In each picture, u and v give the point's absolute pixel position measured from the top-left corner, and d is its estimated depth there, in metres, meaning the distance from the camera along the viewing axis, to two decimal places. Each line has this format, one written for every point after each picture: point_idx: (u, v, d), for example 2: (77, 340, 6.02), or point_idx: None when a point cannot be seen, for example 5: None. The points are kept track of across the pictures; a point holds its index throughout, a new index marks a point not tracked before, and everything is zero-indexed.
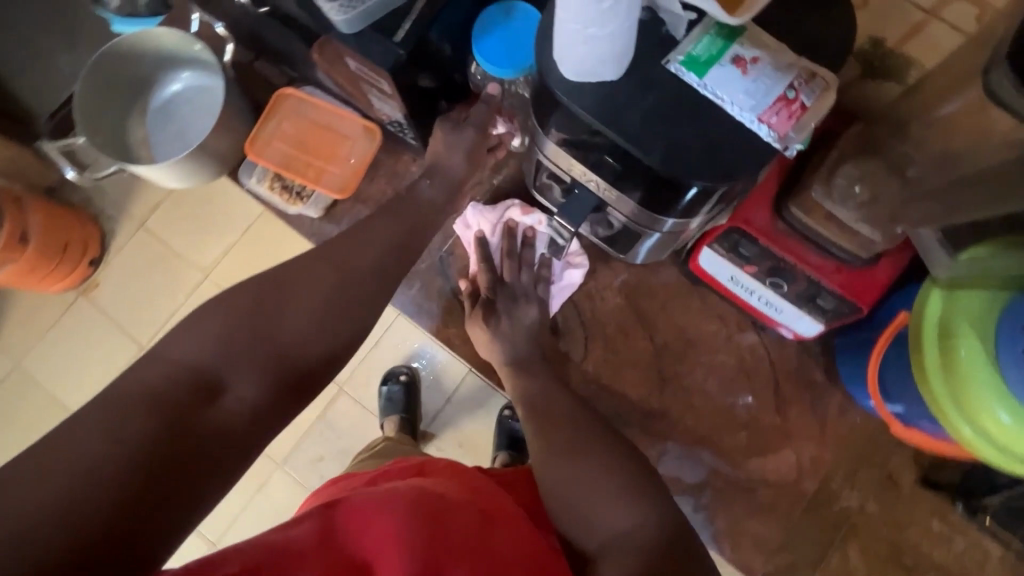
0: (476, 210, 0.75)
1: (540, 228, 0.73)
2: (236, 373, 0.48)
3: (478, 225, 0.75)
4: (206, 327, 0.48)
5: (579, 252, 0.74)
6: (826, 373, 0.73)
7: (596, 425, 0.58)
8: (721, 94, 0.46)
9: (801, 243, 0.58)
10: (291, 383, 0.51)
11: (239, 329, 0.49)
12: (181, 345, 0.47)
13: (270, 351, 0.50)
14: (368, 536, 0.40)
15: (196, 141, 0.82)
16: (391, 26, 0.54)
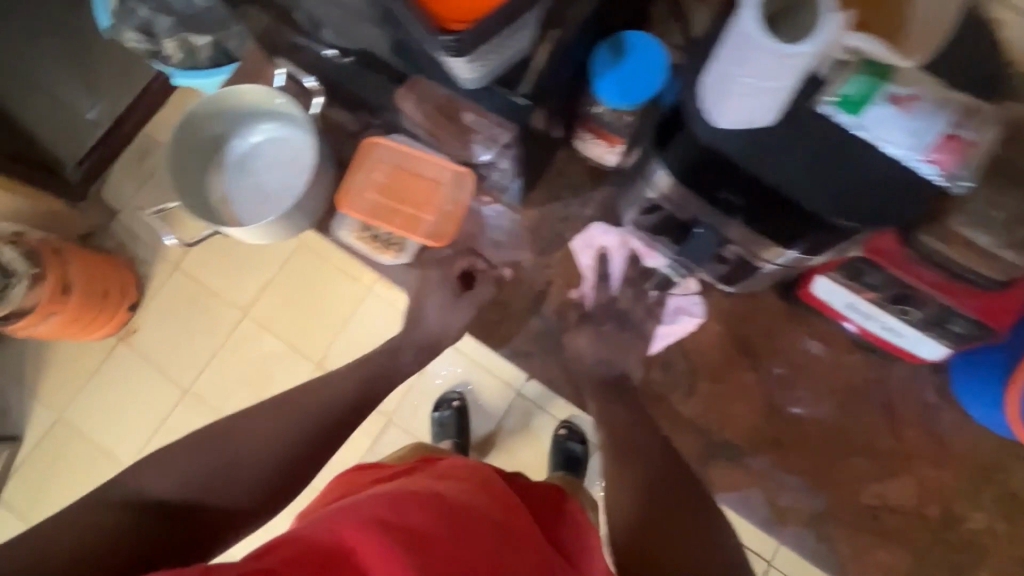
0: (604, 229, 0.77)
1: (659, 264, 0.76)
2: (211, 497, 0.61)
3: (601, 243, 0.77)
4: (183, 466, 0.62)
5: (700, 303, 0.76)
6: (939, 392, 0.72)
7: (654, 454, 0.68)
8: (881, 135, 0.45)
9: (928, 268, 0.56)
10: (265, 490, 0.64)
11: (203, 468, 0.62)
12: (151, 480, 0.60)
13: (247, 466, 0.64)
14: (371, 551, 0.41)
15: (277, 197, 0.80)
16: (514, 78, 0.53)
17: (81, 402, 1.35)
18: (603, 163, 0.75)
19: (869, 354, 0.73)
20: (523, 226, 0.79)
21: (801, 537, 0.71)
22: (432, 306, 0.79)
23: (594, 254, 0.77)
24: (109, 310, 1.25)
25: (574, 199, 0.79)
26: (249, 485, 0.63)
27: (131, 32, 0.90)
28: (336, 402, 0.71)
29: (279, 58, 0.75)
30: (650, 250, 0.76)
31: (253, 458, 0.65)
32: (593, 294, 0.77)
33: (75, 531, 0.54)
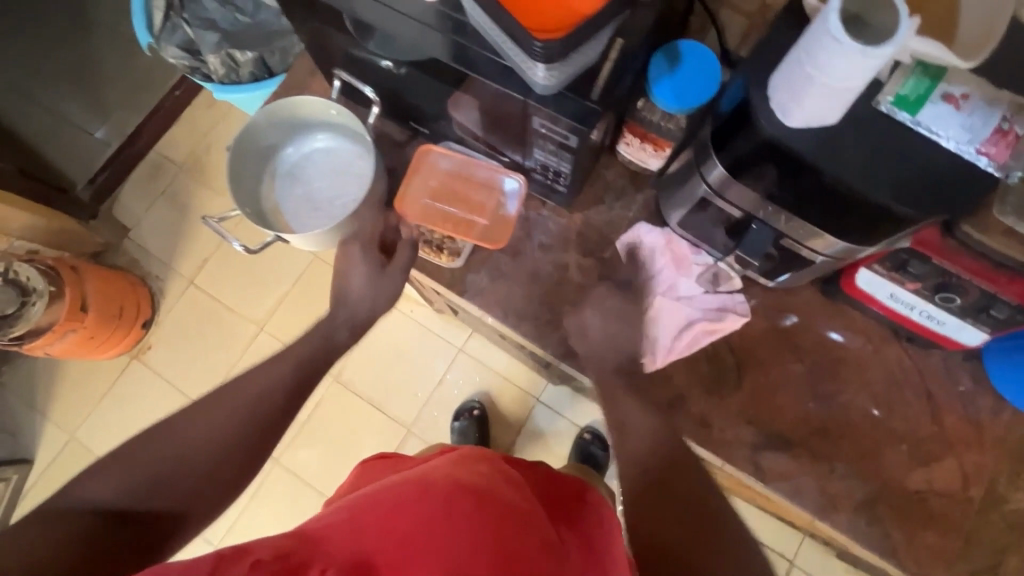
0: (650, 228, 0.79)
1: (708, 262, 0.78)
2: (149, 503, 0.59)
3: (644, 243, 0.80)
4: (120, 475, 0.59)
5: (744, 301, 0.78)
6: (974, 378, 0.75)
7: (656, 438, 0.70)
8: (938, 130, 0.49)
9: (974, 258, 0.58)
10: (227, 466, 0.64)
11: (139, 476, 0.60)
12: (91, 489, 0.58)
13: (206, 444, 0.64)
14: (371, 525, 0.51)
15: (325, 202, 0.82)
16: (587, 85, 0.57)
17: (105, 408, 1.59)
18: (645, 166, 0.79)
19: (907, 343, 0.76)
20: (570, 230, 0.82)
21: (854, 524, 0.73)
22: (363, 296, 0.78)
23: (635, 252, 0.80)
24: (124, 328, 1.53)
25: (617, 203, 0.82)
26: (183, 490, 0.61)
27: (173, 50, 0.95)
28: (281, 390, 0.70)
29: (334, 70, 0.77)
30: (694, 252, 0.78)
31: (185, 462, 0.62)
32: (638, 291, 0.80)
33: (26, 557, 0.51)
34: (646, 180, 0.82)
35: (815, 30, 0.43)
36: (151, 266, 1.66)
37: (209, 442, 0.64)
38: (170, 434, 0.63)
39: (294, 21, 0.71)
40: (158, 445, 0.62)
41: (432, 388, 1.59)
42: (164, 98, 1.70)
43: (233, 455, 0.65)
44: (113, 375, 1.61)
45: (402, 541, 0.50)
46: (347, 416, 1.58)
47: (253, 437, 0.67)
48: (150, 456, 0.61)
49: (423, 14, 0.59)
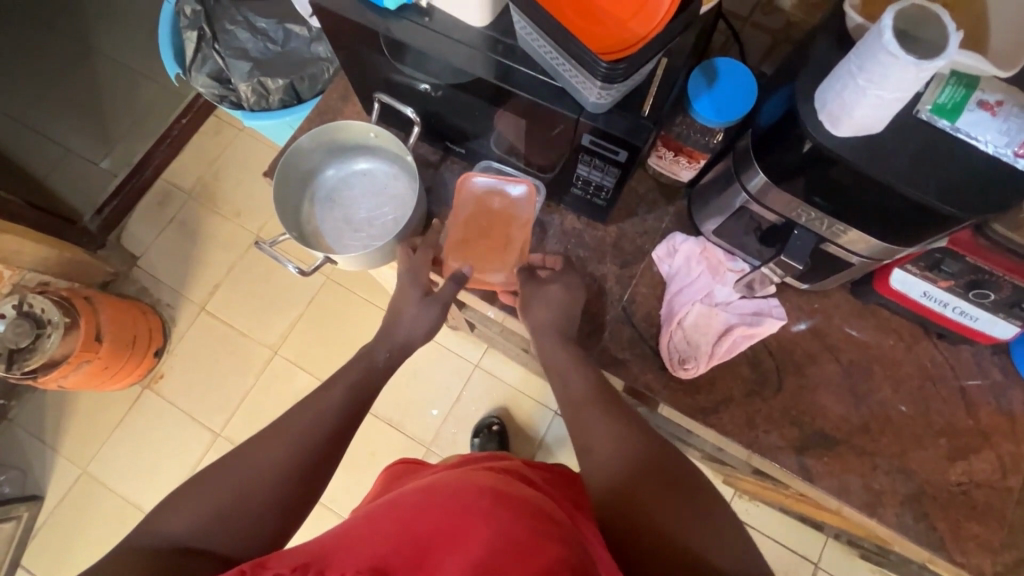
0: (685, 237, 0.82)
1: (743, 269, 0.81)
2: (218, 540, 0.58)
3: (683, 250, 0.81)
4: (189, 511, 0.58)
5: (778, 305, 0.80)
6: (1003, 371, 0.78)
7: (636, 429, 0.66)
8: (976, 136, 0.53)
9: (1005, 255, 0.62)
10: (293, 495, 0.63)
11: (208, 512, 0.58)
12: (163, 523, 0.57)
13: (269, 478, 0.62)
14: (384, 534, 0.51)
15: (367, 223, 0.83)
16: (636, 103, 0.60)
17: (119, 442, 1.56)
18: (676, 177, 0.82)
19: (936, 339, 0.79)
20: (605, 241, 0.84)
21: (900, 518, 0.75)
22: (408, 314, 0.79)
23: (667, 260, 0.82)
24: (138, 357, 1.51)
25: (649, 214, 0.84)
26: (250, 525, 0.60)
27: (203, 80, 0.99)
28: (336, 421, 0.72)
29: (373, 94, 0.79)
30: (727, 263, 0.81)
31: (249, 495, 0.61)
32: (679, 295, 0.80)
33: None
34: (676, 192, 0.85)
35: (866, 44, 0.46)
36: (162, 294, 1.64)
37: (272, 471, 0.63)
38: (230, 466, 0.63)
39: (338, 49, 0.73)
40: (220, 478, 0.61)
41: (450, 406, 1.58)
42: (171, 126, 1.69)
43: (296, 487, 0.64)
44: (126, 405, 1.59)
45: (417, 544, 0.49)
46: (365, 438, 1.57)
47: (317, 466, 0.66)
48: (215, 492, 0.60)
49: (472, 39, 0.62)
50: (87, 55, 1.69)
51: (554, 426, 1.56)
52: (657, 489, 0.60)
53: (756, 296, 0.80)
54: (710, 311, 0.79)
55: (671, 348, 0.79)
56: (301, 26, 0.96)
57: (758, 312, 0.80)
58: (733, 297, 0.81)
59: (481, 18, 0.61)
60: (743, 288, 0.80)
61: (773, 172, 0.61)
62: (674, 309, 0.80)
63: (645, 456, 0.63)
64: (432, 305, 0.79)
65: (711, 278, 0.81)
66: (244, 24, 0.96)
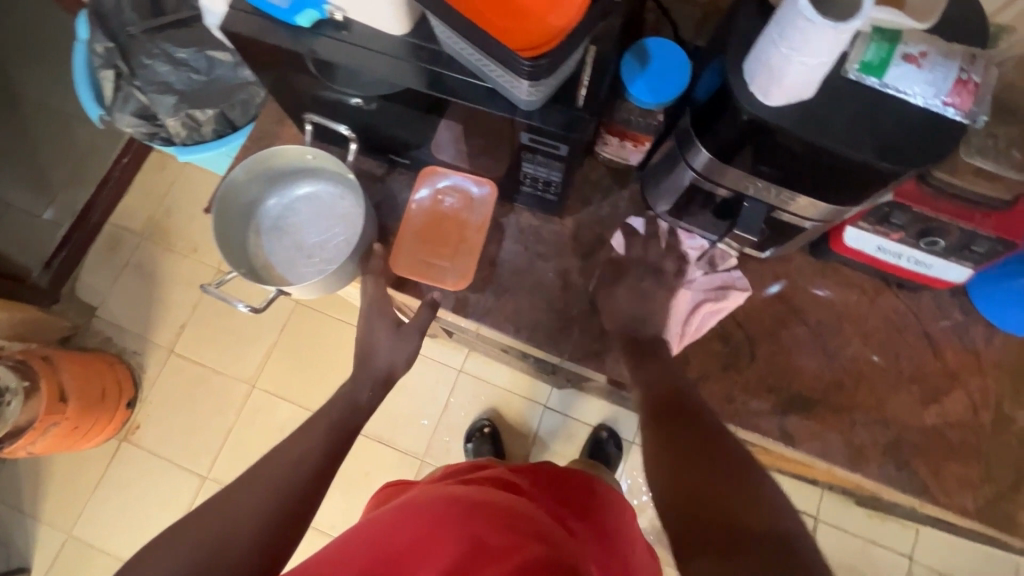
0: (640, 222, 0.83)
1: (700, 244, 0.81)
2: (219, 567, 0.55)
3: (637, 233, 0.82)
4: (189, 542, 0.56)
5: (742, 276, 0.81)
6: (964, 311, 0.80)
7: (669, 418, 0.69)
8: (905, 90, 0.53)
9: (949, 201, 0.64)
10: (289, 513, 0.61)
11: (207, 541, 0.56)
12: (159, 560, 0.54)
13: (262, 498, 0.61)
14: (358, 552, 0.51)
15: (318, 248, 0.81)
16: (570, 95, 0.59)
17: (102, 500, 1.51)
18: (626, 161, 0.81)
19: (897, 290, 0.80)
20: (564, 234, 0.83)
21: (884, 469, 0.76)
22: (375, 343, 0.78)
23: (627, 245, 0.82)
24: (109, 411, 1.46)
25: (604, 201, 0.84)
26: (249, 548, 0.57)
27: (129, 119, 0.94)
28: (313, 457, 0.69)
29: (304, 114, 0.76)
30: (687, 239, 0.82)
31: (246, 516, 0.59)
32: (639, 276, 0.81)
33: None
34: (628, 176, 0.84)
35: (784, 14, 0.46)
36: (127, 342, 1.59)
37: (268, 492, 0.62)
38: (227, 496, 0.61)
39: (261, 72, 0.70)
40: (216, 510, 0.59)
41: (439, 415, 1.57)
42: (112, 167, 1.63)
43: (294, 507, 0.62)
44: (104, 461, 1.53)
45: (393, 562, 0.49)
46: (357, 460, 1.54)
47: (306, 484, 0.65)
48: (212, 521, 0.58)
49: (395, 48, 0.60)
50: (10, 103, 1.61)
51: (546, 420, 1.56)
52: (703, 466, 0.60)
53: (717, 269, 0.81)
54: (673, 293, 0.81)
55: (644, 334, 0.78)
56: (224, 52, 0.92)
57: (724, 285, 0.80)
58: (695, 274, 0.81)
59: (400, 24, 0.58)
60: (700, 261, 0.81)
61: (717, 148, 0.61)
62: (643, 295, 0.80)
63: (682, 437, 0.65)
64: (407, 335, 0.80)
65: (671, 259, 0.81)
66: (162, 56, 0.92)
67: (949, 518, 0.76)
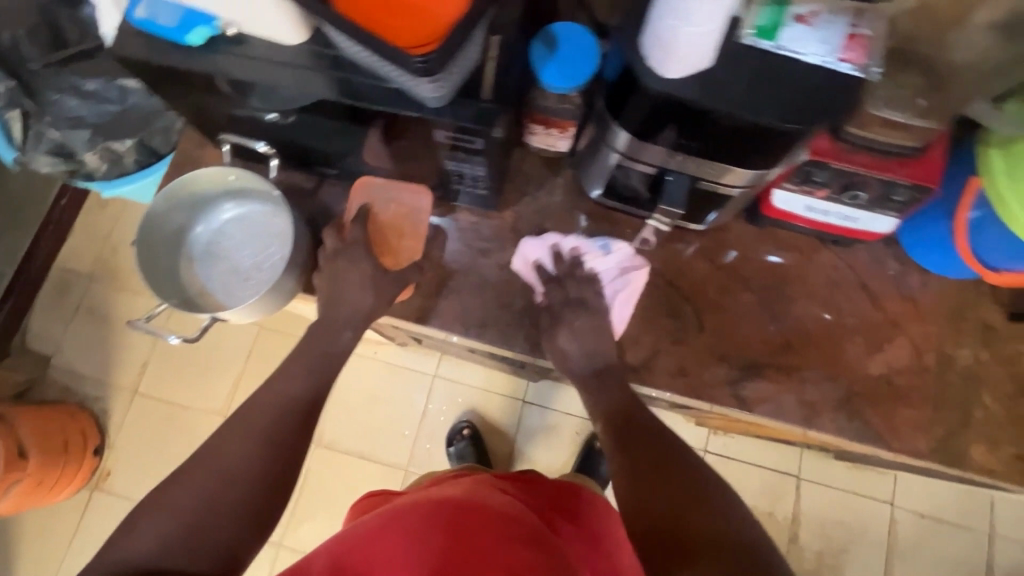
0: (531, 242, 0.81)
1: (589, 244, 0.81)
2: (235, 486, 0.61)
3: (534, 256, 0.81)
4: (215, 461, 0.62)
5: (636, 257, 0.81)
6: (898, 260, 0.82)
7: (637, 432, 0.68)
8: (799, 49, 0.53)
9: (864, 153, 0.66)
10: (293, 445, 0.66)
11: (176, 526, 0.57)
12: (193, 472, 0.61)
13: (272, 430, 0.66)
14: None
15: (254, 270, 0.79)
16: (475, 86, 0.58)
17: (79, 554, 1.45)
18: (556, 149, 0.81)
19: (832, 246, 0.82)
20: (504, 228, 0.83)
21: (837, 423, 0.77)
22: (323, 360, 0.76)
23: (535, 268, 0.81)
24: (75, 462, 1.41)
25: (541, 190, 0.84)
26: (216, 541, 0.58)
27: (45, 158, 0.92)
28: None
29: (222, 135, 0.74)
30: (581, 241, 0.81)
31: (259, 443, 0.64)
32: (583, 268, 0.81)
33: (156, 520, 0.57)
34: (561, 163, 0.84)
35: None
36: (88, 390, 1.53)
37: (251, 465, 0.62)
38: (212, 453, 0.62)
39: (168, 97, 0.67)
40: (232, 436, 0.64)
41: (418, 423, 1.56)
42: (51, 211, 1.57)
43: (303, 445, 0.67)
44: (77, 513, 1.48)
45: None
46: (340, 479, 1.52)
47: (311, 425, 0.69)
48: (190, 491, 0.59)
49: (295, 58, 0.59)
50: None
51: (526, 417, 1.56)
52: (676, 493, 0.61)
53: (616, 263, 0.80)
54: (595, 289, 0.78)
55: (595, 338, 0.75)
56: (133, 79, 0.90)
57: (625, 275, 0.80)
58: (601, 269, 0.80)
59: (296, 33, 0.57)
60: (597, 258, 0.80)
61: (634, 125, 0.62)
62: (574, 302, 0.77)
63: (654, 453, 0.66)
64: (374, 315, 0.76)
65: (577, 261, 0.80)
66: (69, 89, 0.90)
67: (905, 461, 0.78)
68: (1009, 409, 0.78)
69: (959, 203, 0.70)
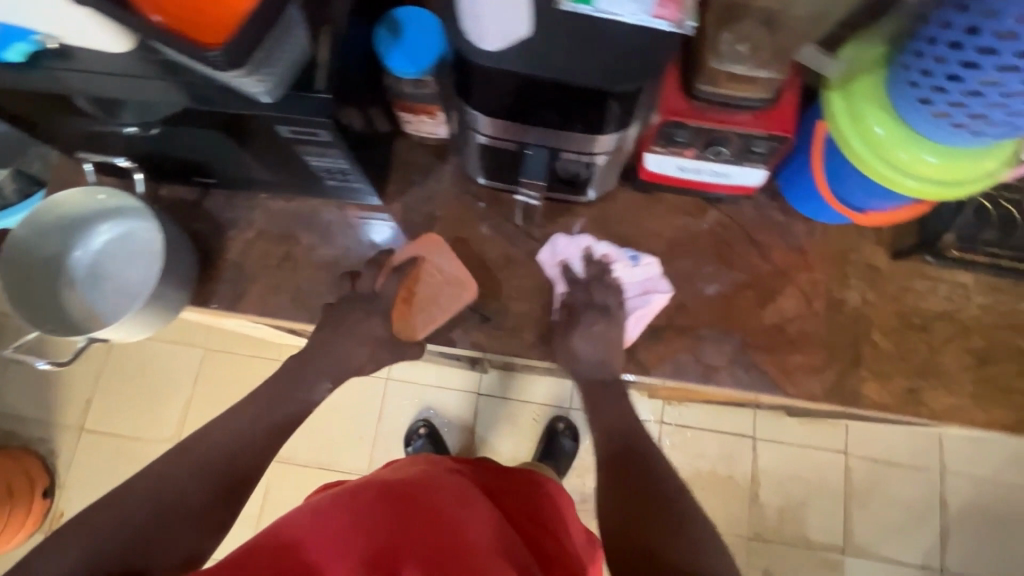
0: (565, 239, 0.82)
1: (617, 257, 0.82)
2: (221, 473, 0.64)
3: (563, 255, 0.82)
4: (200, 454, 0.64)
5: (662, 278, 0.81)
6: (782, 212, 0.83)
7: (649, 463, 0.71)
8: (617, 11, 0.51)
9: (715, 109, 0.67)
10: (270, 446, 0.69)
11: (155, 508, 0.59)
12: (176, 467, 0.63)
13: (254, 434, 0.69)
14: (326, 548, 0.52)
15: (138, 289, 0.78)
16: (307, 77, 0.57)
17: None
18: (436, 135, 0.81)
19: (717, 205, 0.84)
20: (394, 220, 0.83)
21: (735, 376, 0.79)
22: None
23: (559, 266, 0.81)
24: (22, 506, 1.37)
25: (428, 179, 0.84)
26: (173, 547, 0.58)
27: None
28: None
29: (82, 154, 0.73)
30: (613, 249, 0.82)
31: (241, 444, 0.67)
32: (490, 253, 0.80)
33: (141, 500, 0.59)
34: (445, 150, 0.84)
35: None
36: (32, 432, 1.50)
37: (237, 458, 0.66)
38: (202, 445, 0.65)
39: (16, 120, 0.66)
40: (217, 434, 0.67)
41: (374, 427, 1.55)
42: None
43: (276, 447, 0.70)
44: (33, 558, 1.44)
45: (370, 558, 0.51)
46: (300, 492, 1.51)
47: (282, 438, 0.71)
48: (178, 477, 0.62)
49: (126, 66, 0.58)
50: None
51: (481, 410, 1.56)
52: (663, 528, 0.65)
53: (640, 280, 0.81)
54: (618, 298, 0.78)
55: (607, 343, 0.76)
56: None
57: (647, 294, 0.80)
58: (625, 280, 0.81)
59: (117, 42, 0.56)
60: (623, 272, 0.81)
61: (484, 102, 0.63)
62: (596, 307, 0.77)
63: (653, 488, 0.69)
64: None
65: (606, 267, 0.81)
66: None
67: (806, 407, 0.80)
68: (897, 344, 0.80)
69: (814, 149, 0.72)
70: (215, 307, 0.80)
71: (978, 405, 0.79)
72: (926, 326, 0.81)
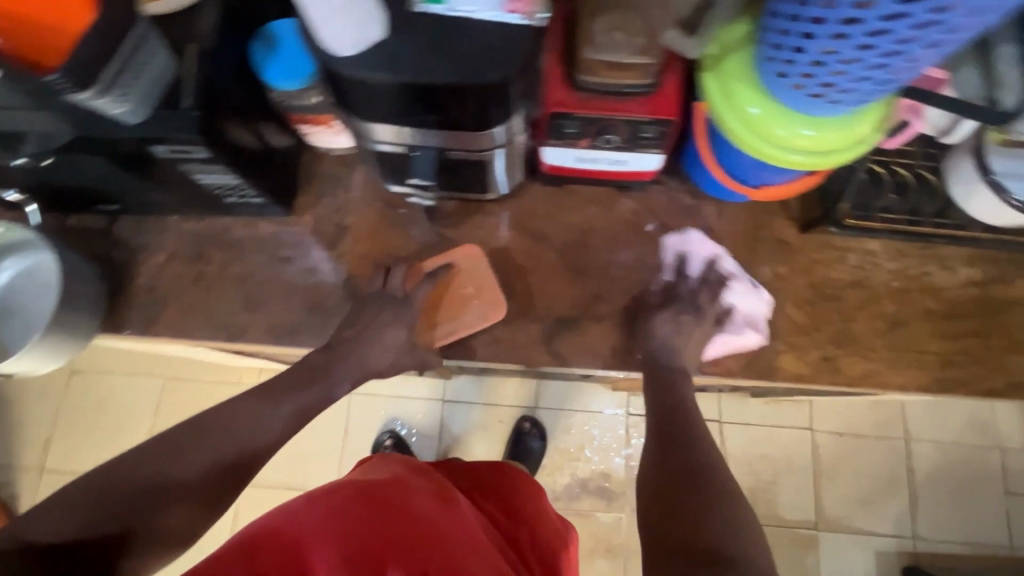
0: (700, 237, 0.83)
1: (739, 286, 0.81)
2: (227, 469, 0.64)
3: (696, 249, 0.83)
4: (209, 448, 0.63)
5: (764, 322, 0.80)
6: (690, 194, 0.85)
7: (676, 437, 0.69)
8: (470, 9, 0.55)
9: (596, 98, 0.68)
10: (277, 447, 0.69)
11: (158, 486, 0.59)
12: (190, 456, 0.62)
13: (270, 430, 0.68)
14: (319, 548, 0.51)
15: (45, 321, 0.78)
16: (174, 95, 0.59)
17: None
18: (343, 145, 0.82)
19: (627, 192, 0.84)
20: (306, 231, 0.83)
21: None
22: None
23: (678, 255, 0.83)
24: None
25: (338, 188, 0.84)
26: (165, 532, 0.59)
27: None
28: None
29: None
30: (741, 271, 0.82)
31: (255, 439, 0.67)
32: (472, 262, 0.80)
33: (142, 484, 0.59)
34: (354, 158, 0.85)
35: None
36: None
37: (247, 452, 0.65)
38: (215, 436, 0.64)
39: None
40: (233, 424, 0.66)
41: (340, 443, 1.52)
42: None
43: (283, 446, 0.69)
44: None
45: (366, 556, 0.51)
46: None
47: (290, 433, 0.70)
48: (190, 462, 0.62)
49: None
50: None
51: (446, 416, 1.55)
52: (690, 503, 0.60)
53: (744, 312, 0.80)
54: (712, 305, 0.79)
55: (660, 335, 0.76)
56: None
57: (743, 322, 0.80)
58: (733, 300, 0.81)
59: None
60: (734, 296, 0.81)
61: (358, 110, 0.62)
62: (689, 303, 0.79)
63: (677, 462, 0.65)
64: None
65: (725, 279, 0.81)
66: None
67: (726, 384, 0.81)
68: (810, 315, 0.81)
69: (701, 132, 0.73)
70: (129, 332, 0.80)
71: (893, 368, 0.80)
72: (838, 295, 0.82)
